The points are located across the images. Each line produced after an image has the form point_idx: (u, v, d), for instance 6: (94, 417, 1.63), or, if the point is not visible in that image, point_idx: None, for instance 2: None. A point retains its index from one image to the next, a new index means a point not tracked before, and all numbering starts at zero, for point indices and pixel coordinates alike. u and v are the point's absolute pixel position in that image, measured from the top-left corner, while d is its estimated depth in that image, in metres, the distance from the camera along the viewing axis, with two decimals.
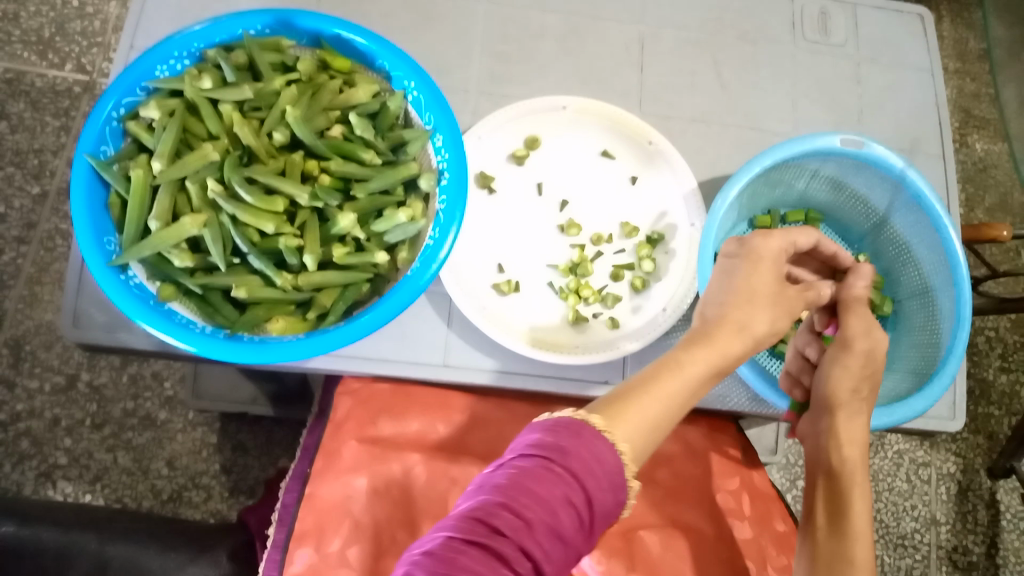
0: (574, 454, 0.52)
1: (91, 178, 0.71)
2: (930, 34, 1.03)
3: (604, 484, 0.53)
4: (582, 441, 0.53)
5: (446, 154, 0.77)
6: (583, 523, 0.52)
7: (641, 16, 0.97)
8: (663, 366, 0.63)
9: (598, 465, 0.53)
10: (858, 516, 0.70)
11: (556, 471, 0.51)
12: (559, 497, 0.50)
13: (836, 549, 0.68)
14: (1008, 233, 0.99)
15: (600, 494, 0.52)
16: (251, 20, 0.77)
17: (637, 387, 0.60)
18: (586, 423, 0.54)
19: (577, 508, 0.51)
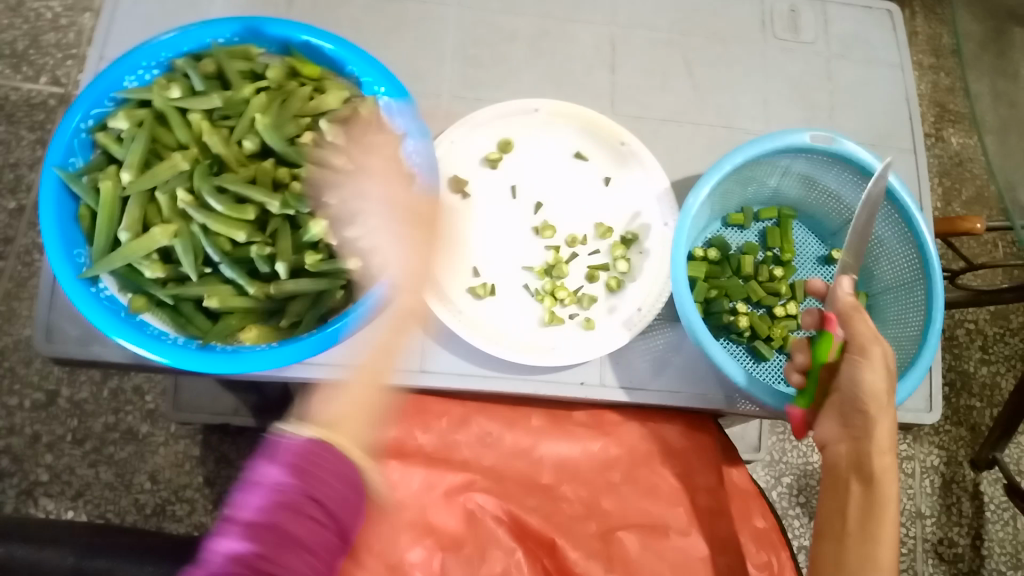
0: (317, 463, 0.57)
1: (60, 191, 0.72)
2: (899, 29, 1.04)
3: (337, 478, 0.57)
4: (314, 453, 0.57)
5: (417, 158, 0.77)
6: (338, 522, 0.57)
7: (613, 18, 0.98)
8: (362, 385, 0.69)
9: (332, 469, 0.57)
10: (884, 522, 0.71)
11: (302, 493, 0.55)
12: (315, 502, 0.55)
13: (859, 554, 0.70)
14: (982, 226, 0.99)
15: (334, 489, 0.56)
16: (220, 29, 0.77)
17: (353, 399, 0.67)
18: (306, 439, 0.58)
19: (330, 513, 0.56)
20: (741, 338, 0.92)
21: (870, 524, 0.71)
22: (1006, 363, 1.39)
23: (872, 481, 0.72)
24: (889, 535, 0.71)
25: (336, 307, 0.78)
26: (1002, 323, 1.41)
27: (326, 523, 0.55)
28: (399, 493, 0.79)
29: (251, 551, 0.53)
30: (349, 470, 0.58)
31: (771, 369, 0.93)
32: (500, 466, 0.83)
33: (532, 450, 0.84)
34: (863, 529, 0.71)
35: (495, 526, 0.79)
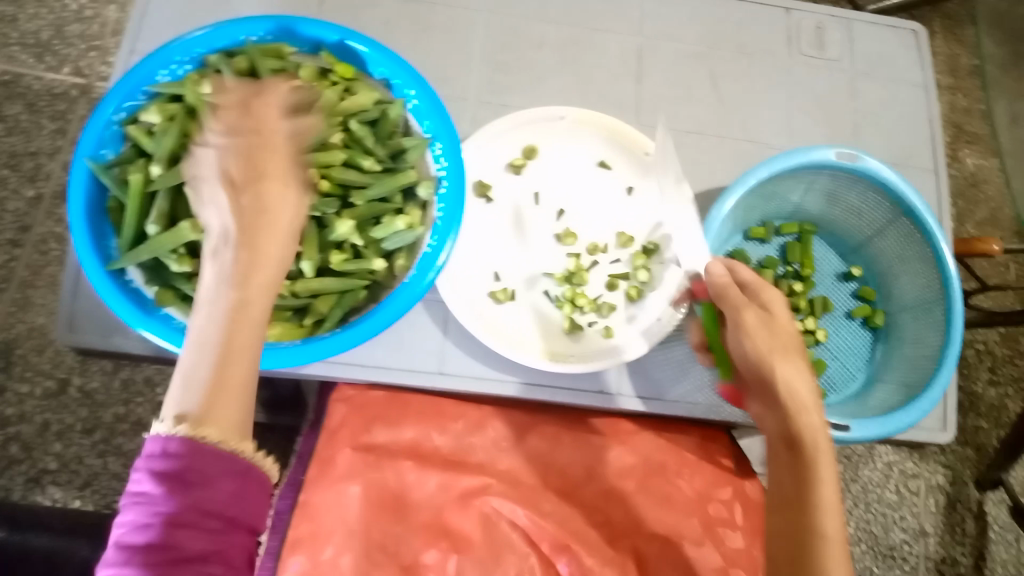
0: (189, 468, 0.54)
1: (90, 181, 0.73)
2: (924, 49, 1.04)
3: (217, 475, 0.55)
4: (182, 458, 0.54)
5: (445, 162, 0.78)
6: (233, 519, 0.55)
7: (640, 29, 0.98)
8: (226, 357, 0.57)
9: (213, 470, 0.55)
10: (822, 487, 0.60)
11: (180, 503, 0.53)
12: (197, 508, 0.54)
13: (795, 525, 0.60)
14: (998, 247, 1.00)
15: (215, 491, 0.55)
16: (254, 27, 0.78)
17: (220, 384, 0.56)
18: (180, 441, 0.54)
19: (218, 515, 0.54)
20: None
21: (803, 485, 0.61)
22: (1014, 385, 1.39)
23: (799, 448, 0.63)
24: (829, 504, 0.60)
25: (359, 306, 0.78)
26: (1012, 345, 1.41)
27: (214, 523, 0.54)
28: (414, 495, 0.79)
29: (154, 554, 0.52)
30: (233, 461, 0.56)
31: None
32: (515, 471, 0.83)
33: (547, 456, 0.84)
34: (803, 502, 0.60)
35: (509, 530, 0.79)
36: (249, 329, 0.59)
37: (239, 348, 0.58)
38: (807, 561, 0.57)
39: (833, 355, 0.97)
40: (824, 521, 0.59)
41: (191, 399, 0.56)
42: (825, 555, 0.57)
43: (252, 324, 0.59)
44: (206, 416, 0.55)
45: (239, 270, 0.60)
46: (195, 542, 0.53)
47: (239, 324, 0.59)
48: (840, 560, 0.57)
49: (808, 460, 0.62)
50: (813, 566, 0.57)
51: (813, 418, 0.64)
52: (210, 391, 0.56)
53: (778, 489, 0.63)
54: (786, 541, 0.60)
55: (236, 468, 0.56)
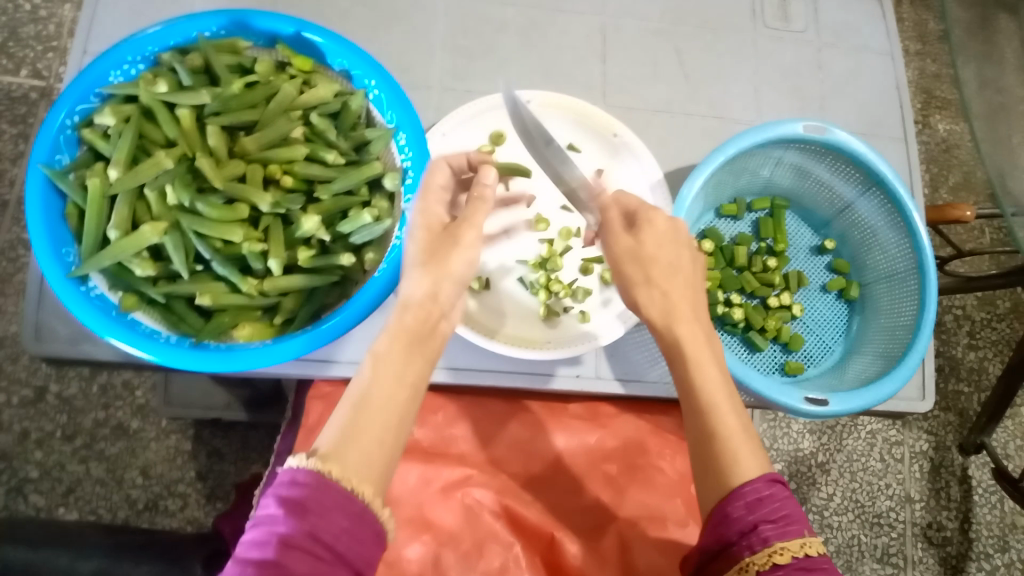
0: (317, 498, 0.51)
1: (47, 188, 0.70)
2: (889, 16, 1.04)
3: (332, 511, 0.51)
4: (312, 487, 0.51)
5: (409, 152, 0.76)
6: (341, 556, 0.50)
7: (603, 8, 0.97)
8: (358, 408, 0.55)
9: (329, 503, 0.51)
10: (707, 387, 0.60)
11: (296, 528, 0.49)
12: (312, 537, 0.49)
13: (698, 428, 0.60)
14: (972, 213, 0.99)
15: (328, 524, 0.50)
16: (206, 22, 0.75)
17: (351, 429, 0.54)
18: (299, 477, 0.51)
19: (327, 547, 0.49)
20: (735, 328, 0.94)
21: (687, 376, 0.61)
22: (992, 348, 1.40)
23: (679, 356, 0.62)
24: (717, 398, 0.60)
25: (331, 303, 0.78)
26: (990, 308, 1.42)
27: (304, 551, 0.49)
28: (395, 490, 0.79)
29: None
30: (352, 497, 0.52)
31: (764, 358, 0.95)
32: (496, 460, 0.83)
33: (529, 443, 0.84)
34: (697, 405, 0.60)
35: (492, 521, 0.79)
36: (394, 380, 0.57)
37: (378, 401, 0.56)
38: (721, 468, 0.58)
39: (809, 329, 0.97)
40: (722, 418, 0.59)
41: (337, 442, 0.54)
42: (736, 454, 0.58)
43: (396, 377, 0.57)
44: (334, 453, 0.53)
45: (396, 328, 0.59)
46: (301, 569, 0.48)
47: (389, 376, 0.57)
48: (749, 456, 0.58)
49: (686, 360, 0.61)
50: (722, 468, 0.57)
51: (690, 327, 0.62)
52: (346, 433, 0.54)
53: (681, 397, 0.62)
54: (697, 447, 0.60)
55: (353, 506, 0.52)
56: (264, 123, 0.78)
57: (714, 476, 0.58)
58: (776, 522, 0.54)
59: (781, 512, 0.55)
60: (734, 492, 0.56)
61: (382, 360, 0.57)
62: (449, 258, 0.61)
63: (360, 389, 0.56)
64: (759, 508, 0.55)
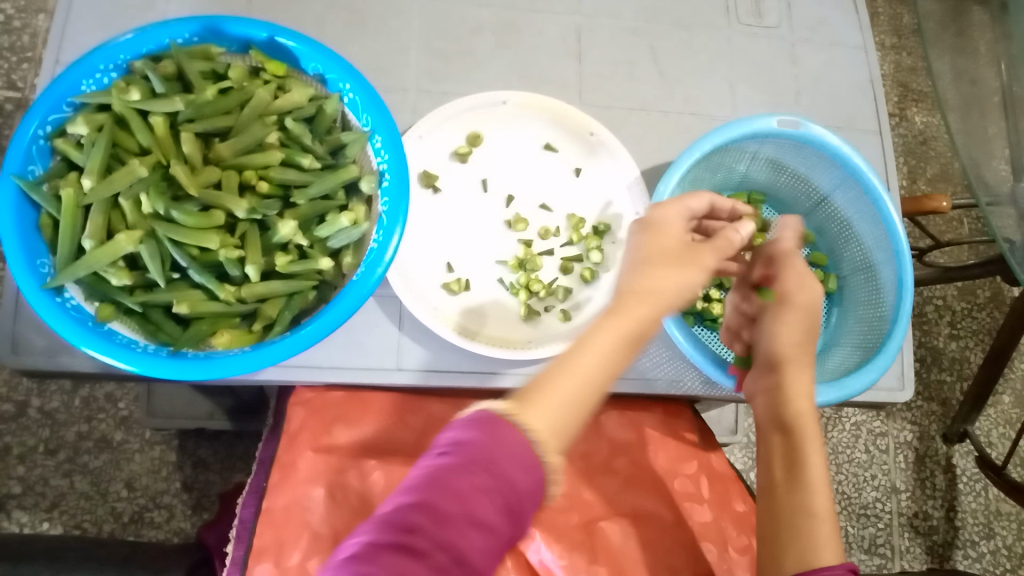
0: (505, 445, 0.51)
1: (20, 200, 0.69)
2: (861, 11, 1.05)
3: (523, 464, 0.51)
4: (498, 431, 0.52)
5: (385, 156, 0.76)
6: (516, 510, 0.51)
7: (578, 8, 0.97)
8: (561, 368, 0.58)
9: (520, 454, 0.51)
10: (819, 495, 0.67)
11: (482, 467, 0.50)
12: (496, 481, 0.50)
13: (793, 506, 0.67)
14: (948, 203, 1.00)
15: (517, 475, 0.51)
16: (178, 29, 0.75)
17: (549, 385, 0.56)
18: (494, 416, 0.53)
19: (507, 498, 0.50)
20: (715, 323, 0.94)
21: (798, 469, 0.69)
22: (974, 337, 1.42)
23: (790, 428, 0.72)
24: (824, 507, 0.67)
25: (309, 307, 0.77)
26: (970, 298, 1.43)
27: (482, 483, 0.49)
28: (377, 494, 0.78)
29: (421, 513, 0.48)
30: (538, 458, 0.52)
31: None
32: None
33: None
34: (796, 482, 0.69)
35: None
36: (597, 356, 0.59)
37: (584, 370, 0.58)
38: (803, 553, 0.64)
39: None
40: (815, 500, 0.67)
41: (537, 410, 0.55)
42: (820, 548, 0.64)
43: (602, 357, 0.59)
44: (531, 415, 0.54)
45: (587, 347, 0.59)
46: (479, 506, 0.49)
47: (597, 356, 0.59)
48: (831, 553, 0.64)
49: (796, 435, 0.71)
50: (802, 552, 0.64)
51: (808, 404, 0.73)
52: (533, 392, 0.56)
53: (788, 482, 0.69)
54: (781, 523, 0.67)
55: (537, 470, 0.52)
56: (238, 130, 0.77)
57: (796, 557, 0.64)
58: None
59: None
60: (818, 572, 0.62)
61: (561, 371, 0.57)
62: (659, 263, 0.65)
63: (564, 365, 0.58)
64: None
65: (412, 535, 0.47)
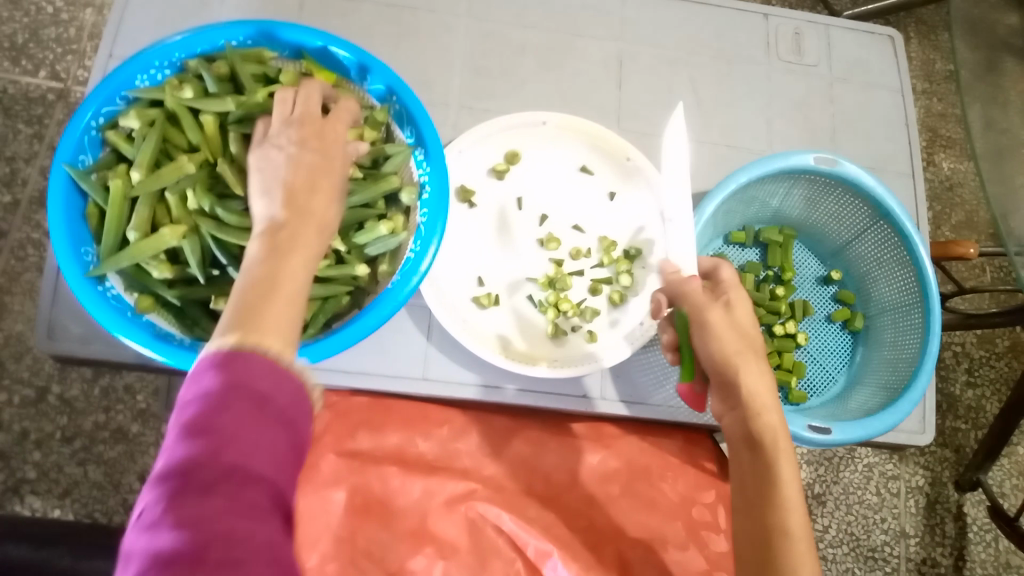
0: (247, 369, 0.47)
1: (69, 187, 0.71)
2: (900, 55, 1.06)
3: (278, 383, 0.48)
4: (252, 362, 0.47)
5: (427, 167, 0.78)
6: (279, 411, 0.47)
7: (620, 35, 0.99)
8: (262, 297, 0.52)
9: (263, 374, 0.47)
10: (790, 492, 0.60)
11: (228, 389, 0.45)
12: (249, 391, 0.46)
13: (762, 520, 0.60)
14: (975, 251, 1.00)
15: (262, 386, 0.47)
16: (234, 32, 0.77)
17: (259, 303, 0.51)
18: (230, 348, 0.47)
19: (273, 405, 0.46)
20: None
21: (768, 486, 0.61)
22: (991, 386, 1.41)
23: (764, 446, 0.63)
24: (794, 502, 0.60)
25: (342, 312, 0.78)
26: (989, 347, 1.43)
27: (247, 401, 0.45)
28: (400, 502, 0.80)
29: (202, 457, 0.42)
30: (284, 373, 0.48)
31: None
32: (499, 476, 0.83)
33: (532, 460, 0.85)
34: (769, 498, 0.60)
35: (495, 535, 0.80)
36: (294, 269, 0.54)
37: (283, 284, 0.53)
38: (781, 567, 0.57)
39: (813, 358, 0.98)
40: (790, 519, 0.59)
41: (234, 318, 0.50)
42: (796, 559, 0.57)
43: (292, 268, 0.54)
44: (251, 328, 0.49)
45: (279, 227, 0.56)
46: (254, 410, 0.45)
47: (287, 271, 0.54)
48: (809, 560, 0.58)
49: (771, 453, 0.62)
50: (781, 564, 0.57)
51: (774, 417, 0.63)
52: (249, 312, 0.50)
53: (749, 490, 0.62)
54: (757, 544, 0.59)
55: (289, 382, 0.49)
56: None
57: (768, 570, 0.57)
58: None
59: None
60: None
61: (289, 251, 0.55)
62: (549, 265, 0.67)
63: (253, 275, 0.53)
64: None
65: (202, 483, 0.41)
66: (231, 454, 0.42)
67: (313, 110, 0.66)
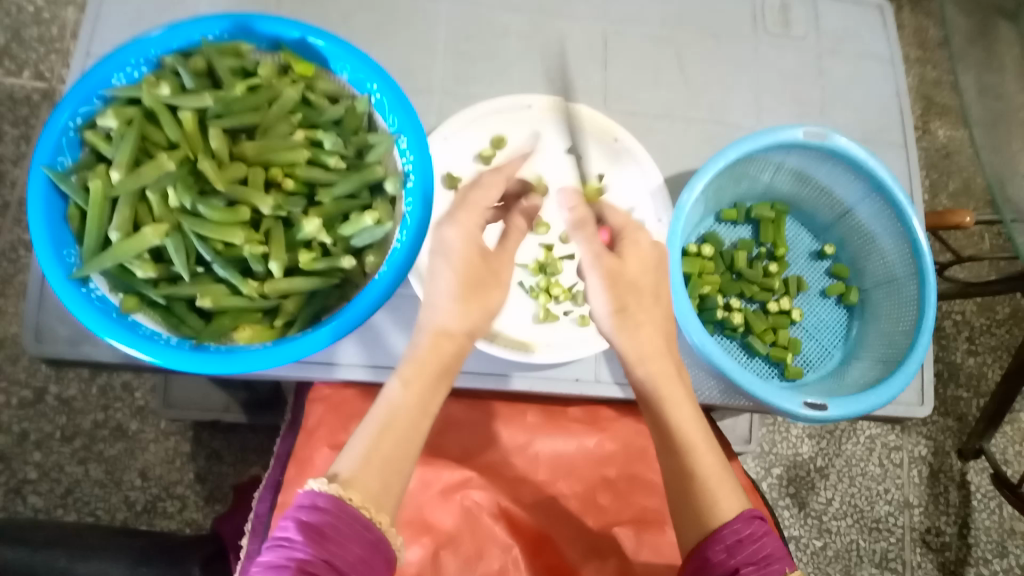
0: (335, 525, 0.55)
1: (49, 190, 0.70)
2: (890, 24, 1.04)
3: (352, 540, 0.55)
4: (346, 516, 0.56)
5: (410, 156, 0.76)
6: None
7: (604, 13, 0.97)
8: (381, 433, 0.60)
9: (346, 531, 0.55)
10: (684, 428, 0.64)
11: (316, 554, 0.53)
12: (329, 564, 0.53)
13: (676, 468, 0.63)
14: (972, 219, 0.99)
15: (344, 549, 0.55)
16: (209, 26, 0.75)
17: (382, 440, 0.60)
18: (327, 502, 0.56)
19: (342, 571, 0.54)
20: (735, 332, 0.94)
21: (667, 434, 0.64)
22: (992, 353, 1.40)
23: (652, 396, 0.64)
24: (696, 440, 0.63)
25: (332, 305, 0.78)
26: (989, 314, 1.42)
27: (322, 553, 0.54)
28: None
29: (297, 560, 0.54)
30: (368, 527, 0.56)
31: (763, 363, 0.95)
32: (496, 464, 0.83)
33: (528, 447, 0.84)
34: (673, 446, 0.63)
35: (492, 523, 0.79)
36: (420, 404, 0.61)
37: (398, 426, 0.60)
38: (701, 511, 0.61)
39: (809, 334, 0.97)
40: (700, 460, 0.63)
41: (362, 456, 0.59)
42: (715, 498, 0.61)
43: (416, 404, 0.61)
44: (352, 484, 0.57)
45: (419, 353, 0.62)
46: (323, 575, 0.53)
47: (416, 400, 0.61)
48: (727, 496, 0.62)
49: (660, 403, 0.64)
50: (705, 509, 0.61)
51: (663, 363, 0.64)
52: (371, 457, 0.59)
53: (655, 434, 0.65)
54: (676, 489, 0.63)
55: (370, 533, 0.56)
56: (265, 127, 0.78)
57: (694, 519, 0.61)
58: (756, 564, 0.58)
59: (761, 552, 0.58)
60: (715, 535, 0.59)
61: (414, 381, 0.61)
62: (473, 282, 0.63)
63: (381, 416, 0.61)
64: (739, 551, 0.58)
65: None
66: None
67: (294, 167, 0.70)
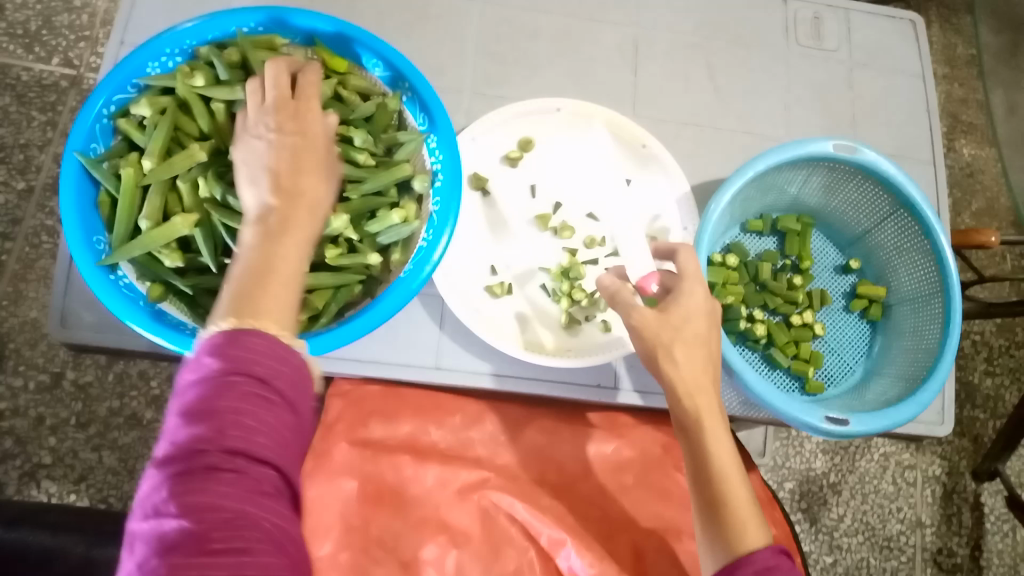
0: (243, 356, 0.47)
1: (81, 175, 0.70)
2: (922, 40, 1.04)
3: (280, 359, 0.48)
4: (249, 346, 0.47)
5: (440, 155, 0.76)
6: (281, 390, 0.48)
7: (636, 19, 0.97)
8: None
9: (265, 352, 0.48)
10: (720, 456, 0.62)
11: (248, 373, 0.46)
12: (252, 379, 0.46)
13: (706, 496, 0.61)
14: (997, 238, 0.98)
15: (276, 367, 0.48)
16: (245, 18, 0.76)
17: None
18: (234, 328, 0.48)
19: (276, 388, 0.47)
20: (757, 343, 0.94)
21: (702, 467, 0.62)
22: (1010, 375, 1.40)
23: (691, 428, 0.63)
24: (730, 471, 0.62)
25: (354, 301, 0.79)
26: (1008, 335, 1.41)
27: (280, 403, 0.47)
28: (412, 490, 0.80)
29: (205, 439, 0.44)
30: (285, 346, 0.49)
31: (783, 375, 0.95)
32: (513, 466, 0.83)
33: (546, 450, 0.84)
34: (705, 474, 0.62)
35: (508, 524, 0.79)
36: None
37: None
38: (730, 538, 0.59)
39: (831, 348, 0.97)
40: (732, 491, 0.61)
41: (229, 305, 0.50)
42: (745, 528, 0.59)
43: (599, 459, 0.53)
44: None
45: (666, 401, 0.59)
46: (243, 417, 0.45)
47: None
48: (756, 530, 0.59)
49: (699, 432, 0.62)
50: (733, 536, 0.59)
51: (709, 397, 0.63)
52: None
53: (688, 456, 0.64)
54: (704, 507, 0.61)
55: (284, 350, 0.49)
56: None
57: (724, 543, 0.59)
58: None
59: None
60: (744, 557, 0.57)
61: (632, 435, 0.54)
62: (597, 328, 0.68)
63: None
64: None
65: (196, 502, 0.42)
66: (234, 437, 0.44)
67: (285, 91, 0.62)
